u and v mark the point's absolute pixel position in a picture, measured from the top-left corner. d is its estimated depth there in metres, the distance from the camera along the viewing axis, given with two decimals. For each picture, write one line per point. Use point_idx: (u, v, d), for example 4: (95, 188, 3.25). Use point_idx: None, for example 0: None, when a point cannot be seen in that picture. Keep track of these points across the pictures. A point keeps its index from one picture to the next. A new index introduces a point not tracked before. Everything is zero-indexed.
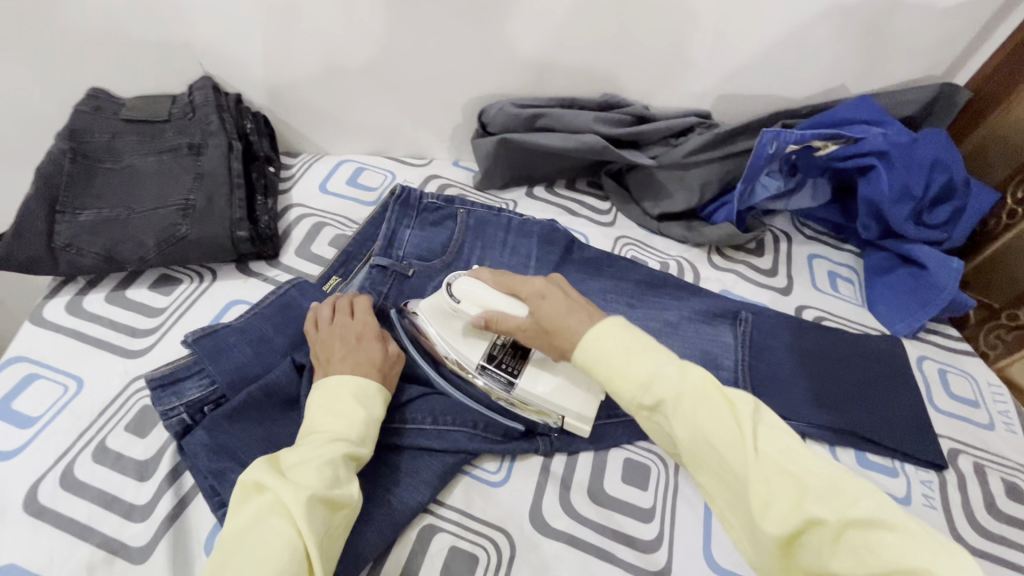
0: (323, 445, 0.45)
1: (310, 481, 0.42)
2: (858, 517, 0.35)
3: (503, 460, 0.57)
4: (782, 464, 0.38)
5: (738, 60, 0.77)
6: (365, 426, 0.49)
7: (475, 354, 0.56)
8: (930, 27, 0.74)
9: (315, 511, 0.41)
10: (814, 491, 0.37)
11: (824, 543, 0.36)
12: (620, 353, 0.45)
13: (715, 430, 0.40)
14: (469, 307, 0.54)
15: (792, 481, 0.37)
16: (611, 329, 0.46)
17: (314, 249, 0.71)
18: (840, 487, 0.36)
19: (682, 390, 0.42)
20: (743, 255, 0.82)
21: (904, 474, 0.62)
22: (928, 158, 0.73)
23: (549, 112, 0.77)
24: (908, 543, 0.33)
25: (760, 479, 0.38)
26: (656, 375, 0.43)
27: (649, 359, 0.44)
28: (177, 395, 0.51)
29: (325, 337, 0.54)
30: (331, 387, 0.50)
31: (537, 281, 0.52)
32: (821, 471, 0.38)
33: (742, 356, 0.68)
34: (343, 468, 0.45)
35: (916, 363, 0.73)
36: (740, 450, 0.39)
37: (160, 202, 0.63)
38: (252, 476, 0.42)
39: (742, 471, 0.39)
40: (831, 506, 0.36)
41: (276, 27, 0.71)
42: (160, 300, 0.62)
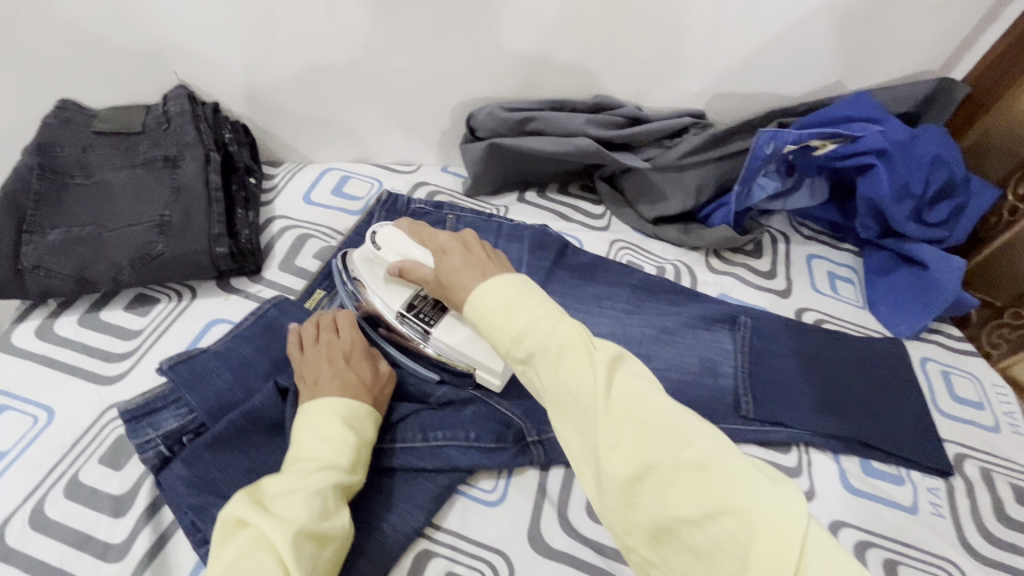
0: (310, 476, 0.43)
1: (297, 515, 0.40)
2: (691, 458, 0.35)
3: (500, 477, 0.55)
4: (629, 409, 0.37)
5: (732, 58, 0.75)
6: (354, 451, 0.47)
7: (396, 302, 0.58)
8: (927, 21, 0.72)
9: (302, 546, 0.39)
10: (654, 435, 0.36)
11: (660, 487, 0.35)
12: (502, 308, 0.42)
13: (572, 379, 0.39)
14: (389, 255, 0.57)
15: (636, 426, 0.37)
16: (499, 283, 0.44)
17: (298, 262, 0.68)
18: (680, 430, 0.36)
19: (548, 338, 0.40)
20: (741, 257, 0.80)
21: (910, 482, 0.61)
22: (928, 155, 0.71)
23: (539, 116, 0.75)
24: (737, 482, 0.33)
25: (606, 425, 0.37)
26: (527, 330, 0.41)
27: (522, 308, 0.42)
28: (154, 426, 0.49)
29: (310, 361, 0.52)
30: (321, 410, 0.48)
31: (446, 235, 0.51)
32: (668, 416, 0.37)
33: (743, 362, 0.66)
34: (333, 500, 0.43)
35: (919, 365, 0.71)
36: (591, 398, 0.38)
37: (133, 218, 0.60)
38: (233, 511, 0.39)
39: (592, 417, 0.38)
40: (668, 448, 0.35)
41: (253, 32, 0.68)
42: (136, 321, 0.60)
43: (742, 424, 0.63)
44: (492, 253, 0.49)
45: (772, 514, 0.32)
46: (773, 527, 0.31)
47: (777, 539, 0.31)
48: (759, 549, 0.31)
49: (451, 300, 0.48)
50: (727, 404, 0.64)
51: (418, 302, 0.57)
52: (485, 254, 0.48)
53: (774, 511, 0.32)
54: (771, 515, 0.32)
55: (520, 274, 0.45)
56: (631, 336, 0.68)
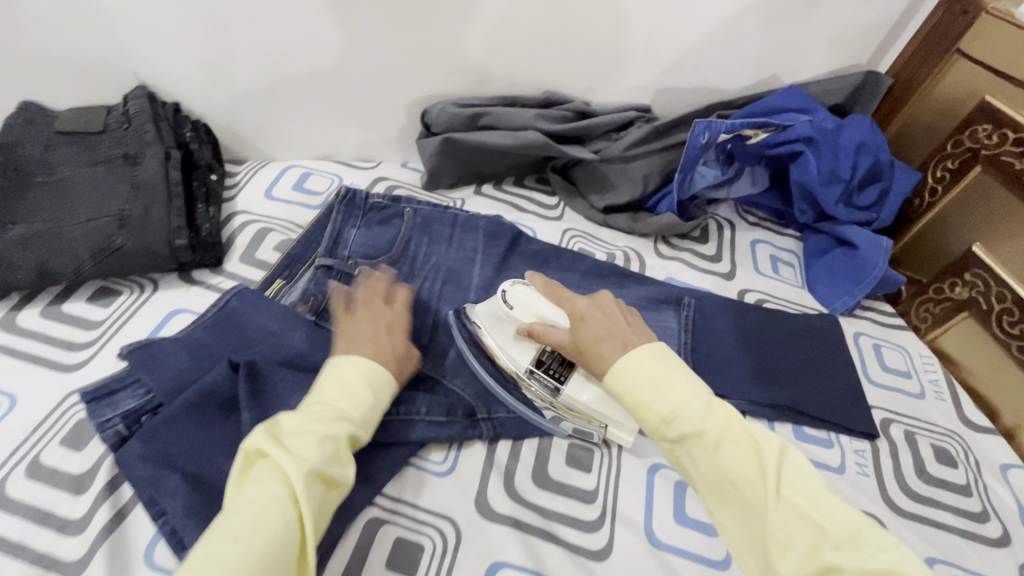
0: (326, 421, 0.47)
1: (309, 454, 0.44)
2: (876, 568, 0.36)
3: (450, 449, 0.58)
4: (801, 507, 0.40)
5: (671, 55, 0.79)
6: (369, 409, 0.50)
7: (525, 358, 0.60)
8: (849, 18, 0.78)
9: (311, 483, 0.43)
10: (833, 539, 0.38)
11: None
12: (650, 385, 0.46)
13: (736, 469, 0.42)
14: (522, 314, 0.61)
15: (811, 526, 0.39)
16: (644, 357, 0.48)
17: (258, 255, 0.71)
18: (857, 537, 0.38)
19: (709, 429, 0.44)
20: (688, 243, 0.85)
21: (838, 445, 0.65)
22: (853, 142, 0.76)
23: (490, 111, 0.78)
24: None
25: (780, 523, 0.40)
26: (681, 411, 0.44)
27: (679, 392, 0.46)
28: (112, 407, 0.51)
29: (358, 320, 0.58)
30: (353, 364, 0.52)
31: (583, 302, 0.56)
32: (841, 519, 0.39)
33: (685, 339, 0.70)
34: (344, 446, 0.46)
35: (852, 339, 0.76)
36: (762, 491, 0.41)
37: (94, 213, 0.62)
38: (253, 443, 0.44)
39: (762, 512, 0.41)
40: (847, 553, 0.37)
41: (210, 35, 0.71)
42: (98, 312, 0.62)
43: None
44: (627, 321, 0.54)
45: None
46: None
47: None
48: None
49: (591, 365, 0.53)
50: None
51: (549, 358, 0.59)
52: (623, 320, 0.54)
53: None
54: None
55: (661, 345, 0.50)
56: None
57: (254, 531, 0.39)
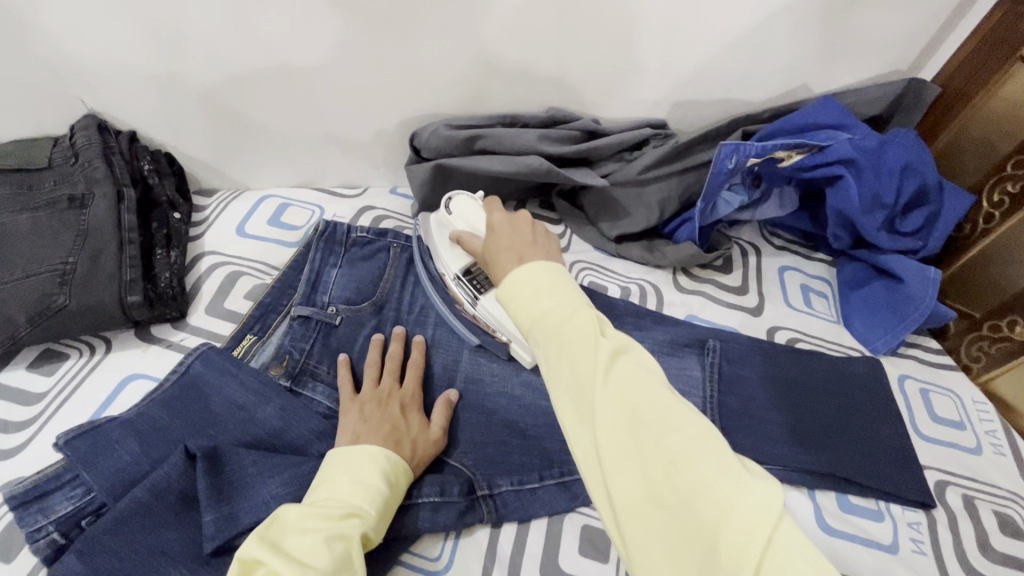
0: (336, 517, 0.41)
1: (317, 561, 0.38)
2: (679, 445, 0.32)
3: (446, 539, 0.50)
4: (625, 390, 0.34)
5: (690, 66, 0.71)
6: (383, 503, 0.44)
7: (454, 264, 0.60)
8: (891, 20, 0.69)
9: None
10: (646, 419, 0.33)
11: (643, 469, 0.32)
12: (525, 288, 0.40)
13: (571, 354, 0.36)
14: (456, 221, 0.60)
15: (628, 408, 0.34)
16: (532, 268, 0.41)
17: (227, 305, 0.63)
18: (675, 416, 0.33)
19: (559, 317, 0.38)
20: (709, 273, 0.76)
21: (889, 517, 0.57)
22: (899, 163, 0.68)
23: (487, 134, 0.70)
24: (722, 473, 0.31)
25: (603, 403, 0.34)
26: (547, 311, 0.38)
27: (541, 285, 0.39)
28: (46, 512, 0.43)
29: (367, 399, 0.53)
30: (359, 454, 0.46)
31: (499, 216, 0.49)
32: (665, 402, 0.34)
33: (711, 392, 0.62)
34: (357, 549, 0.40)
35: (897, 383, 0.68)
36: (590, 376, 0.35)
37: (31, 267, 0.54)
38: (251, 551, 0.38)
39: (586, 393, 0.35)
40: (654, 431, 0.33)
41: (166, 52, 0.62)
42: (40, 383, 0.54)
43: None
44: (538, 234, 0.46)
45: (753, 509, 0.29)
46: (751, 519, 0.29)
47: (753, 535, 0.28)
48: (737, 541, 0.28)
49: (492, 274, 0.47)
50: None
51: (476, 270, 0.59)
52: (536, 236, 0.46)
53: (759, 507, 0.29)
54: (754, 510, 0.29)
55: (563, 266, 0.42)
56: None
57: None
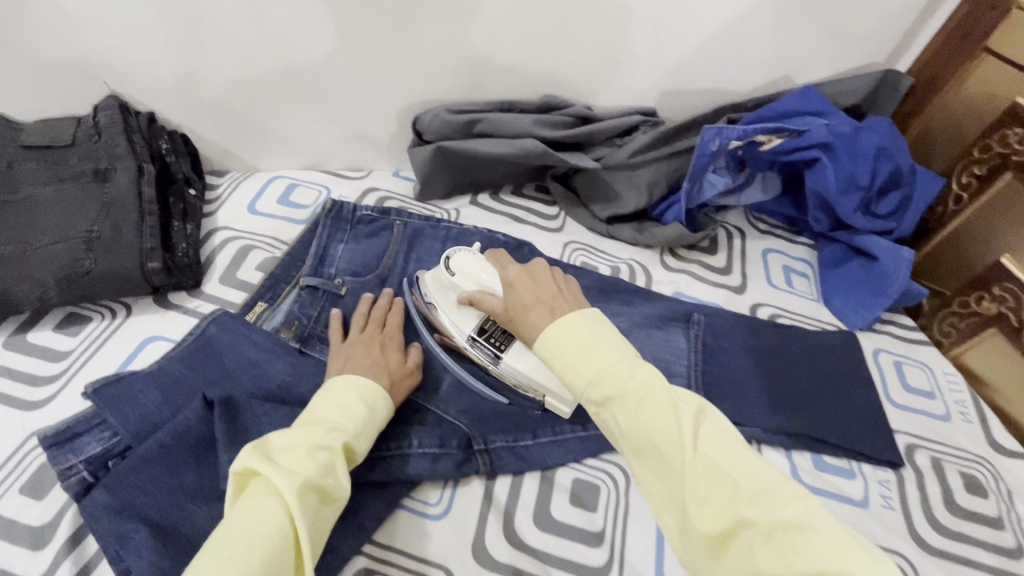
0: (318, 433, 0.45)
1: (302, 467, 0.41)
2: (785, 521, 0.34)
3: (445, 488, 0.54)
4: (718, 463, 0.37)
5: (678, 56, 0.75)
6: (363, 420, 0.49)
7: (468, 325, 0.59)
8: (868, 14, 0.73)
9: (306, 497, 0.40)
10: (745, 492, 0.36)
11: (753, 546, 0.35)
12: (578, 348, 0.43)
13: (656, 427, 0.39)
14: (463, 281, 0.59)
15: (725, 482, 0.37)
16: (575, 319, 0.44)
17: (239, 275, 0.66)
18: (769, 484, 0.36)
19: (628, 386, 0.40)
20: (696, 253, 0.80)
21: (860, 476, 0.61)
22: (872, 147, 0.71)
23: (486, 118, 0.74)
24: (838, 549, 0.32)
25: (697, 479, 0.37)
26: (604, 373, 0.41)
27: (603, 352, 0.42)
28: (76, 452, 0.47)
29: (353, 343, 0.57)
30: (340, 382, 0.50)
31: (515, 268, 0.52)
32: (757, 472, 0.37)
33: (695, 361, 0.66)
34: (339, 458, 0.44)
35: (871, 356, 0.72)
36: (680, 449, 0.38)
37: (59, 235, 0.58)
38: (242, 461, 0.41)
39: (679, 468, 0.38)
40: (760, 506, 0.35)
41: (184, 38, 0.66)
42: (65, 341, 0.58)
43: None
44: (559, 285, 0.49)
45: None
46: None
47: None
48: None
49: (521, 331, 0.49)
50: None
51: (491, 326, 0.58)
52: (558, 284, 0.49)
53: None
54: None
55: (588, 309, 0.46)
56: None
57: (251, 548, 0.36)
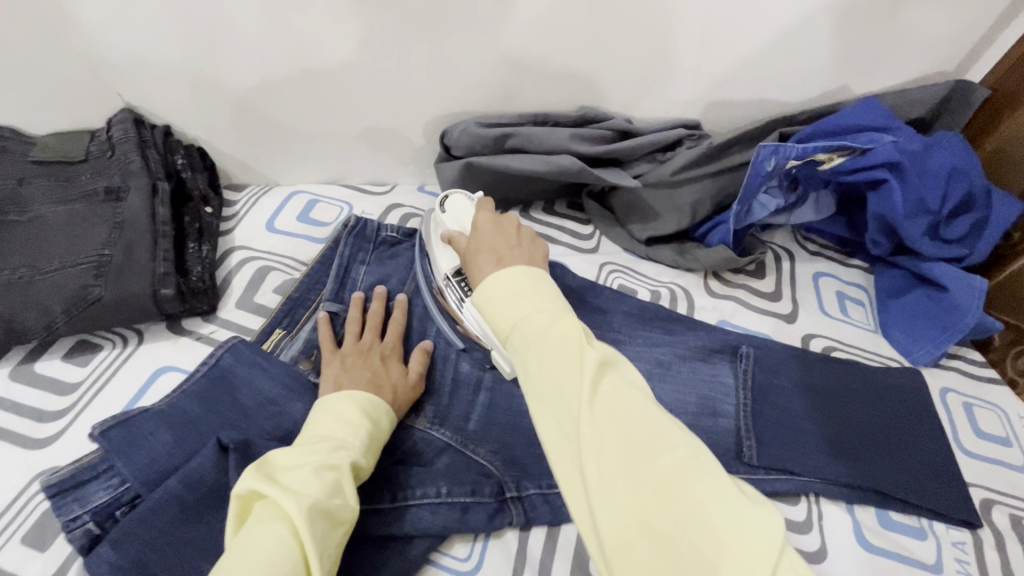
0: (323, 450, 0.42)
1: (309, 489, 0.39)
2: (668, 466, 0.31)
3: (475, 541, 0.50)
4: (612, 407, 0.34)
5: (727, 65, 0.69)
6: (367, 434, 0.46)
7: (445, 264, 0.58)
8: (939, 19, 0.66)
9: (316, 522, 0.37)
10: (633, 435, 0.33)
11: (630, 490, 0.31)
12: (508, 296, 0.40)
13: (556, 368, 0.35)
14: (449, 221, 0.59)
15: (616, 425, 0.33)
16: (517, 270, 0.41)
17: (256, 299, 0.63)
18: (664, 435, 0.33)
19: (540, 330, 0.37)
20: (743, 278, 0.75)
21: (932, 535, 0.55)
22: (945, 167, 0.65)
23: (519, 132, 0.68)
24: (718, 497, 0.30)
25: (589, 421, 0.33)
26: (525, 316, 0.38)
27: (523, 297, 0.39)
28: (81, 501, 0.44)
29: (349, 353, 0.54)
30: (340, 397, 0.48)
31: (488, 217, 0.50)
32: (653, 420, 0.33)
33: (745, 400, 0.61)
34: (347, 478, 0.42)
35: (938, 396, 0.65)
36: (574, 391, 0.34)
37: (69, 260, 0.54)
38: (246, 484, 0.38)
39: (572, 409, 0.34)
40: (645, 451, 0.32)
41: (201, 46, 0.62)
42: (74, 373, 0.54)
43: (745, 471, 0.57)
44: (521, 238, 0.47)
45: (751, 539, 0.28)
46: (753, 549, 0.28)
47: (754, 563, 0.27)
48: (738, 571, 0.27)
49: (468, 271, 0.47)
50: (727, 447, 0.58)
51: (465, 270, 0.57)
52: (520, 241, 0.47)
53: (761, 537, 0.28)
54: (753, 538, 0.28)
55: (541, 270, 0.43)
56: None
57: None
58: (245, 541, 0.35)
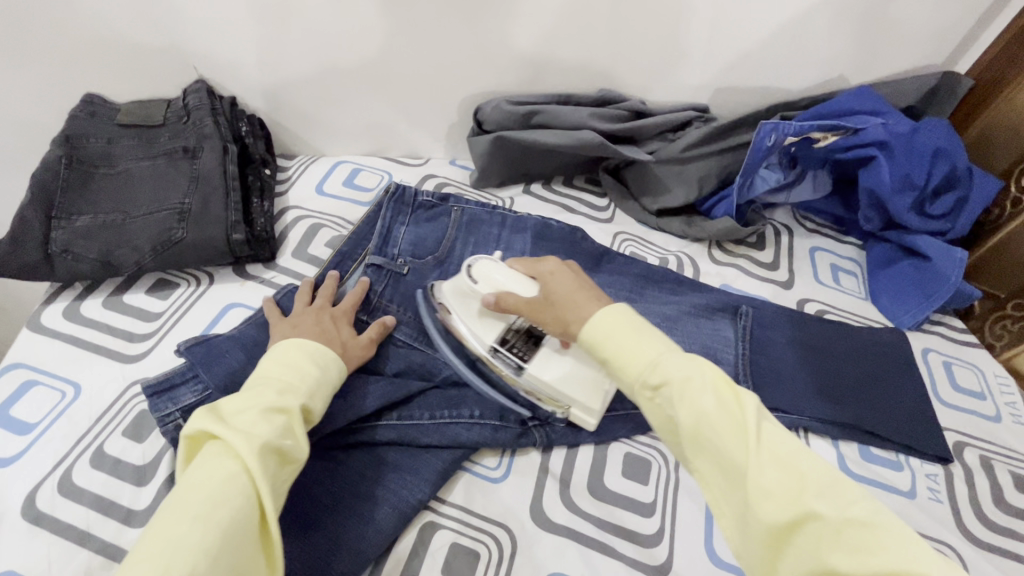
0: (273, 394, 0.44)
1: (260, 430, 0.41)
2: (854, 517, 0.35)
3: (503, 455, 0.57)
4: (783, 458, 0.38)
5: (735, 53, 0.76)
6: (316, 380, 0.48)
7: (489, 335, 0.57)
8: (928, 16, 0.73)
9: (265, 459, 0.40)
10: (811, 484, 0.37)
11: (820, 539, 0.35)
12: (629, 334, 0.45)
13: (715, 417, 0.40)
14: (484, 287, 0.56)
15: (791, 474, 0.37)
16: (620, 314, 0.46)
17: (310, 250, 0.71)
18: (840, 485, 0.37)
19: (689, 378, 0.42)
20: (745, 249, 0.82)
21: (908, 468, 0.62)
22: (930, 147, 0.72)
23: (545, 109, 0.76)
24: (908, 548, 0.33)
25: (763, 471, 0.38)
26: (666, 361, 0.43)
27: (653, 343, 0.44)
28: (173, 401, 0.52)
29: (300, 315, 0.57)
30: (292, 345, 0.50)
31: (547, 264, 0.55)
32: (822, 470, 0.38)
33: (743, 350, 0.68)
34: (297, 420, 0.44)
35: (920, 355, 0.72)
36: (743, 443, 0.39)
37: (155, 207, 0.62)
38: (195, 425, 0.41)
39: (743, 460, 0.38)
40: (829, 502, 0.36)
41: (267, 26, 0.70)
42: (156, 304, 0.62)
43: None
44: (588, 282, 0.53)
45: None
46: None
47: None
48: None
49: (563, 321, 0.50)
50: None
51: (514, 335, 0.57)
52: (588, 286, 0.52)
53: None
54: None
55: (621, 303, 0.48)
56: None
57: (216, 509, 0.36)
58: (197, 476, 0.38)
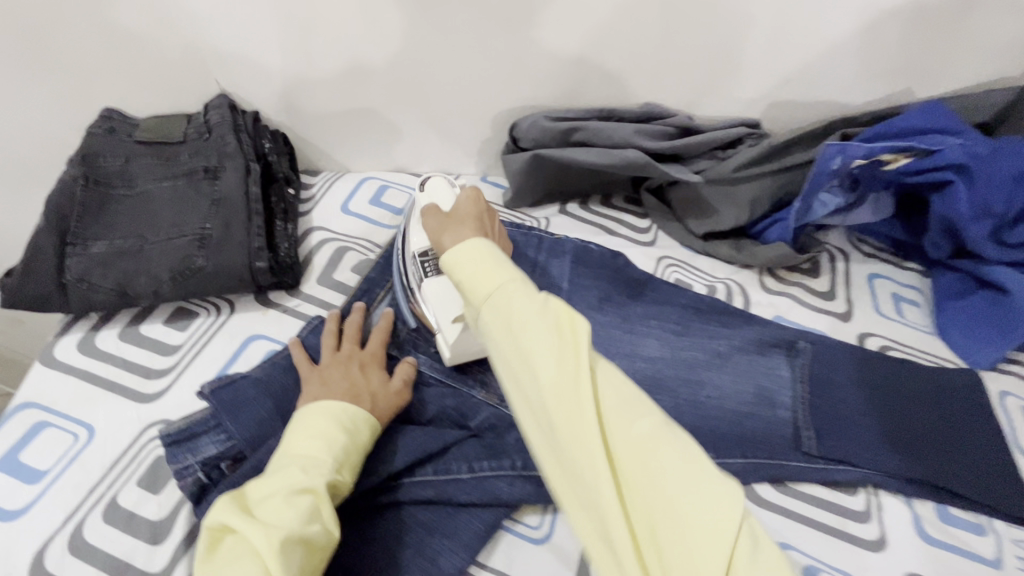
0: (296, 473, 0.41)
1: (283, 519, 0.38)
2: (646, 434, 0.37)
3: (546, 512, 0.52)
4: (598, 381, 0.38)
5: (793, 65, 0.70)
6: (344, 449, 0.45)
7: (415, 244, 0.59)
8: (1009, 24, 0.67)
9: (289, 553, 0.37)
10: (618, 405, 0.38)
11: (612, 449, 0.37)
12: (483, 269, 0.42)
13: (543, 339, 0.38)
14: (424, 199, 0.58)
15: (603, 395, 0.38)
16: (490, 248, 0.44)
17: (336, 276, 0.66)
18: (643, 409, 0.38)
19: (529, 304, 0.40)
20: (798, 276, 0.76)
21: (992, 532, 0.56)
22: (1011, 172, 0.65)
23: (586, 126, 0.71)
24: (685, 462, 0.36)
25: (578, 389, 0.37)
26: (506, 289, 0.41)
27: (503, 274, 0.41)
28: (194, 452, 0.48)
29: (328, 366, 0.52)
30: (319, 409, 0.46)
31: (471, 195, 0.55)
32: (631, 394, 0.39)
33: (803, 393, 0.62)
34: (324, 500, 0.40)
35: (998, 400, 0.65)
36: (568, 366, 0.38)
37: (173, 232, 0.59)
38: (216, 518, 0.38)
39: (563, 381, 0.38)
40: (630, 423, 0.37)
41: (292, 36, 0.66)
42: (174, 336, 0.59)
43: (803, 460, 0.59)
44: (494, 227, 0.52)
45: (712, 495, 0.35)
46: (710, 502, 0.35)
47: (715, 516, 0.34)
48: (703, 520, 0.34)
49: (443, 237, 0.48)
50: (786, 438, 0.60)
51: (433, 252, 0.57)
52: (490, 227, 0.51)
53: (714, 495, 0.35)
54: (710, 496, 0.35)
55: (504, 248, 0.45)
56: (681, 360, 0.65)
57: None
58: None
